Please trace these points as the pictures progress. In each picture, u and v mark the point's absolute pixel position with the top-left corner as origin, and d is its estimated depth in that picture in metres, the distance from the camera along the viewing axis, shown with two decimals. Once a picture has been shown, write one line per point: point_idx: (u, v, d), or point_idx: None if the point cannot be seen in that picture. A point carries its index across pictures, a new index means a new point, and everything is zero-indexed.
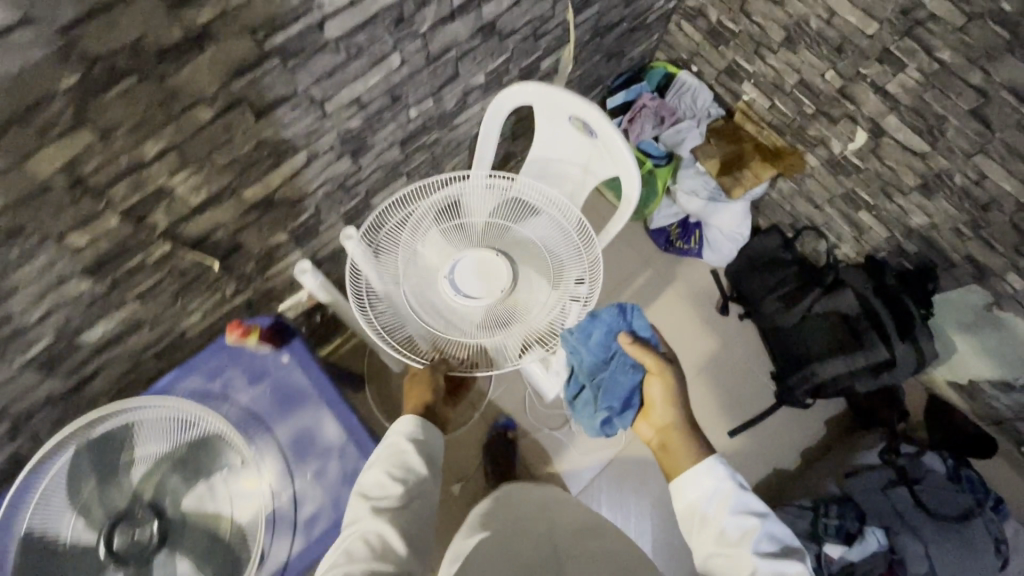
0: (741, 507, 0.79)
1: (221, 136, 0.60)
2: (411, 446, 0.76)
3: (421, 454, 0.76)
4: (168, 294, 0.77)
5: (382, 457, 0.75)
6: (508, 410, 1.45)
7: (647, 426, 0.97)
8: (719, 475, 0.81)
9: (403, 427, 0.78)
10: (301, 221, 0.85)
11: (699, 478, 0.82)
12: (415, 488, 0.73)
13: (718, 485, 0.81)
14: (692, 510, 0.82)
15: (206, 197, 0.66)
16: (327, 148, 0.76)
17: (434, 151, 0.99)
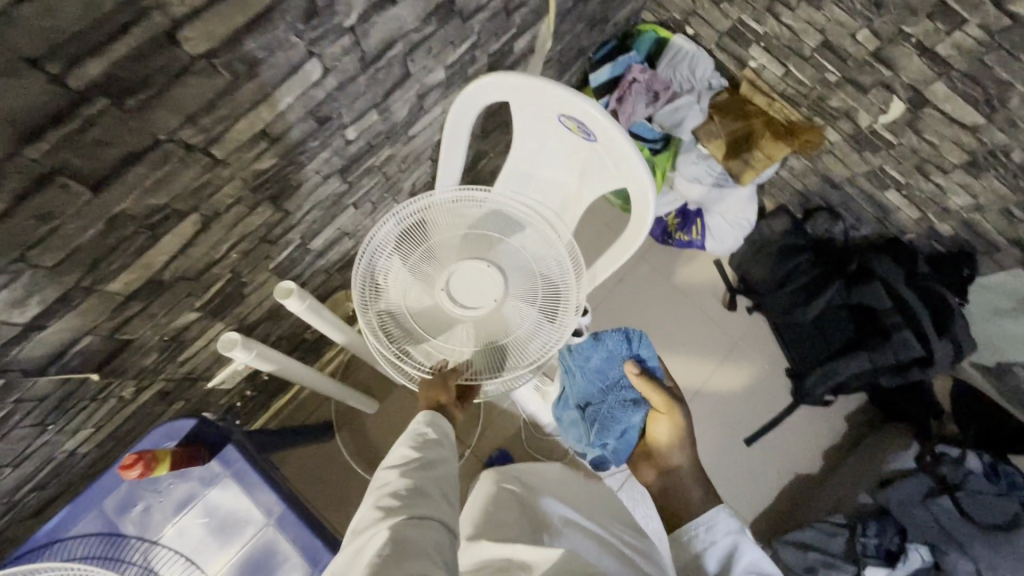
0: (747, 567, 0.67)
1: (38, 228, 0.38)
2: (429, 422, 0.69)
3: (440, 431, 0.69)
4: (31, 423, 0.55)
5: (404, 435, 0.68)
6: (502, 442, 1.28)
7: (648, 469, 0.83)
8: (729, 526, 0.70)
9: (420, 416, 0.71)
10: (216, 290, 0.63)
11: (705, 526, 0.70)
12: (439, 456, 0.66)
13: (725, 537, 0.69)
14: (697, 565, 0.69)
15: (41, 306, 0.44)
16: (235, 200, 0.54)
17: (388, 170, 0.77)
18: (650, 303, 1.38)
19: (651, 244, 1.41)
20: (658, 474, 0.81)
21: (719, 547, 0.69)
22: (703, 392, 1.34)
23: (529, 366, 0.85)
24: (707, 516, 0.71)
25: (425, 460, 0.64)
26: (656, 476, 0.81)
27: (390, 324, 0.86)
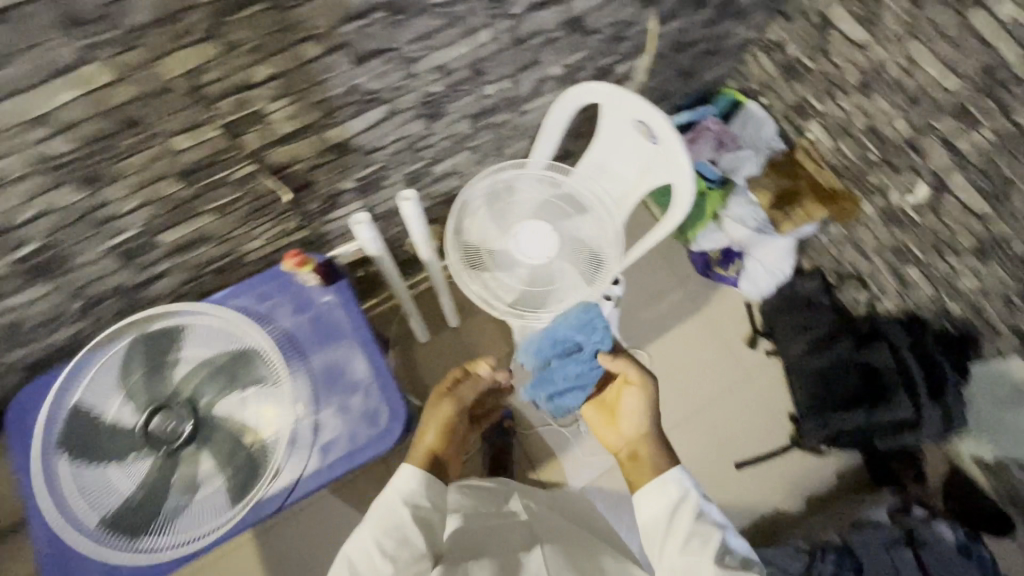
0: (702, 524, 0.84)
1: (320, 75, 0.67)
2: (406, 516, 0.78)
3: (419, 523, 0.79)
4: (240, 214, 0.83)
5: (382, 511, 0.79)
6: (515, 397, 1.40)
7: (615, 434, 0.98)
8: (682, 490, 0.86)
9: (403, 482, 0.81)
10: (368, 172, 0.91)
11: (663, 489, 0.87)
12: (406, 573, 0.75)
13: (681, 503, 0.86)
14: (656, 516, 0.86)
15: (295, 127, 0.72)
16: (410, 106, 0.82)
17: (501, 131, 1.04)
18: (677, 324, 1.56)
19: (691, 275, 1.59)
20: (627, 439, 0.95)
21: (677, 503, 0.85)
22: (706, 410, 1.48)
23: (561, 311, 1.10)
24: (666, 476, 0.87)
25: (395, 553, 0.76)
26: (624, 442, 0.95)
27: (468, 252, 1.13)
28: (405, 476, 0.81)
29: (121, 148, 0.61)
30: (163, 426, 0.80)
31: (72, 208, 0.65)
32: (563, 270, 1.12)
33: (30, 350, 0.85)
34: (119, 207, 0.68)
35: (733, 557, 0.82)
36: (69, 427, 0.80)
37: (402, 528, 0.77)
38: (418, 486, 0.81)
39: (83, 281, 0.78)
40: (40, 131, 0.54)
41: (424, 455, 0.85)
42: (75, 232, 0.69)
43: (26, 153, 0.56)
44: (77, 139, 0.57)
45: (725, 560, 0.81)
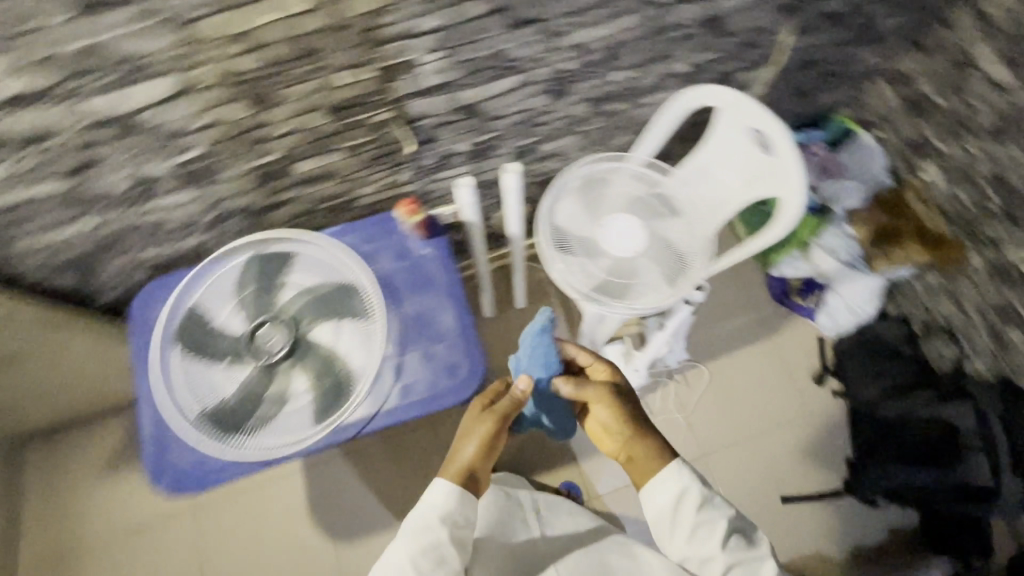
0: (706, 514, 0.77)
1: (476, 35, 0.71)
2: (445, 543, 0.75)
3: (455, 540, 0.76)
4: (366, 158, 0.89)
5: (418, 530, 0.75)
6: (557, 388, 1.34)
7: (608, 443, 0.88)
8: (686, 484, 0.78)
9: (440, 503, 0.76)
10: (485, 139, 0.95)
11: (665, 487, 0.79)
12: None
13: (685, 496, 0.78)
14: (662, 515, 0.79)
15: (438, 81, 0.77)
16: (541, 79, 0.85)
17: (613, 121, 1.06)
18: (744, 344, 1.51)
19: (765, 299, 1.55)
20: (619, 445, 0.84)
21: (682, 498, 0.78)
22: (761, 437, 1.44)
23: (640, 307, 1.11)
24: (667, 473, 0.79)
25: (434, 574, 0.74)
26: (617, 447, 0.85)
27: (556, 233, 1.15)
28: (437, 495, 0.77)
29: (293, 73, 0.67)
30: (266, 338, 0.86)
31: (237, 123, 0.71)
32: (648, 267, 1.13)
33: (160, 251, 0.93)
34: (273, 130, 0.75)
35: (739, 538, 0.77)
36: (185, 324, 0.88)
37: (439, 548, 0.75)
38: (453, 507, 0.77)
39: (221, 194, 0.85)
40: (237, 47, 0.60)
41: (459, 471, 0.79)
42: (233, 147, 0.75)
43: (220, 66, 0.62)
44: (263, 60, 0.63)
45: (730, 546, 0.76)
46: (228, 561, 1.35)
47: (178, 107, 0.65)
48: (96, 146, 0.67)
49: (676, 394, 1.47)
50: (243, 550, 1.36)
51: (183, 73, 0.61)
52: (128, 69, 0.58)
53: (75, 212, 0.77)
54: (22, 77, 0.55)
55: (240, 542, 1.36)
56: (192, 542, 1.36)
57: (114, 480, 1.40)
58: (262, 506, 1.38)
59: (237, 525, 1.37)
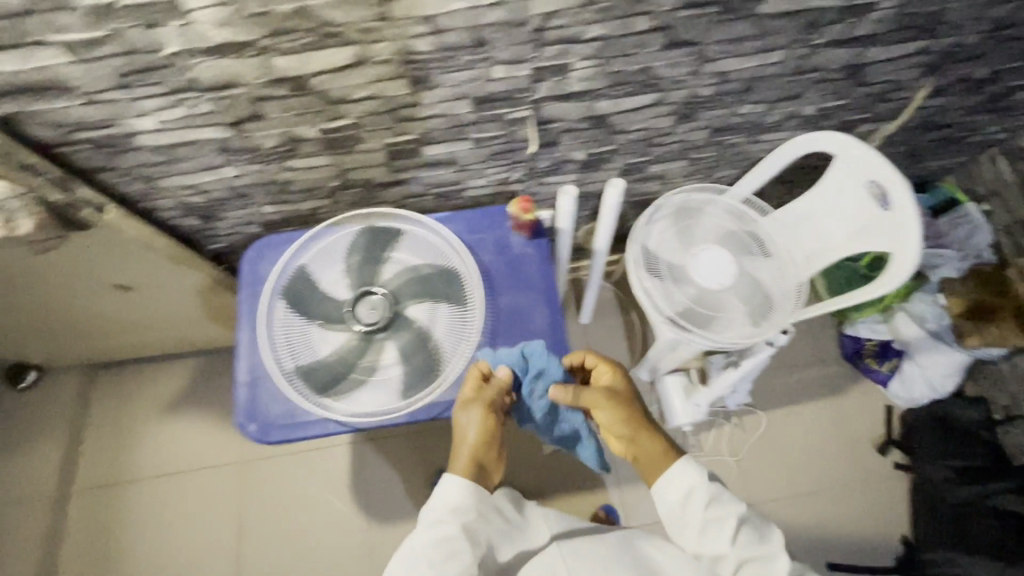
0: (715, 510, 0.78)
1: (632, 49, 0.73)
2: (456, 530, 0.77)
3: (464, 517, 0.78)
4: (489, 151, 0.91)
5: (427, 524, 0.78)
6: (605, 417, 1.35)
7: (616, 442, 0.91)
8: (696, 482, 0.80)
9: (450, 498, 0.79)
10: (601, 150, 0.97)
11: (672, 484, 0.81)
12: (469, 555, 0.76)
13: (694, 494, 0.79)
14: (673, 511, 0.81)
15: (582, 88, 0.79)
16: (674, 100, 0.86)
17: (725, 152, 1.06)
18: (806, 399, 1.47)
19: (834, 357, 1.51)
20: (627, 444, 0.87)
21: (690, 495, 0.80)
22: (813, 497, 1.40)
23: (722, 340, 1.10)
24: (673, 471, 0.82)
25: (453, 552, 0.75)
26: (626, 447, 0.88)
27: (647, 254, 1.16)
28: (449, 492, 0.79)
29: (458, 61, 0.70)
30: (367, 308, 0.89)
31: (390, 100, 0.75)
32: (735, 302, 1.12)
33: (276, 209, 0.98)
34: (419, 111, 0.78)
35: (750, 532, 0.77)
36: (293, 281, 0.91)
37: (451, 530, 0.77)
38: (464, 499, 0.79)
39: (350, 165, 0.89)
40: (419, 28, 0.63)
41: (467, 462, 0.81)
42: (377, 121, 0.79)
43: (396, 44, 0.65)
44: (436, 43, 0.66)
45: (740, 541, 0.76)
46: (265, 522, 1.37)
47: (347, 76, 0.69)
48: (264, 102, 0.71)
49: (730, 436, 1.44)
50: (281, 513, 1.38)
51: (363, 45, 0.64)
52: (319, 36, 0.62)
53: (220, 161, 0.82)
54: (229, 29, 0.59)
55: (279, 505, 1.38)
56: (233, 497, 1.39)
57: (171, 423, 1.45)
58: (306, 473, 1.41)
59: (279, 488, 1.40)
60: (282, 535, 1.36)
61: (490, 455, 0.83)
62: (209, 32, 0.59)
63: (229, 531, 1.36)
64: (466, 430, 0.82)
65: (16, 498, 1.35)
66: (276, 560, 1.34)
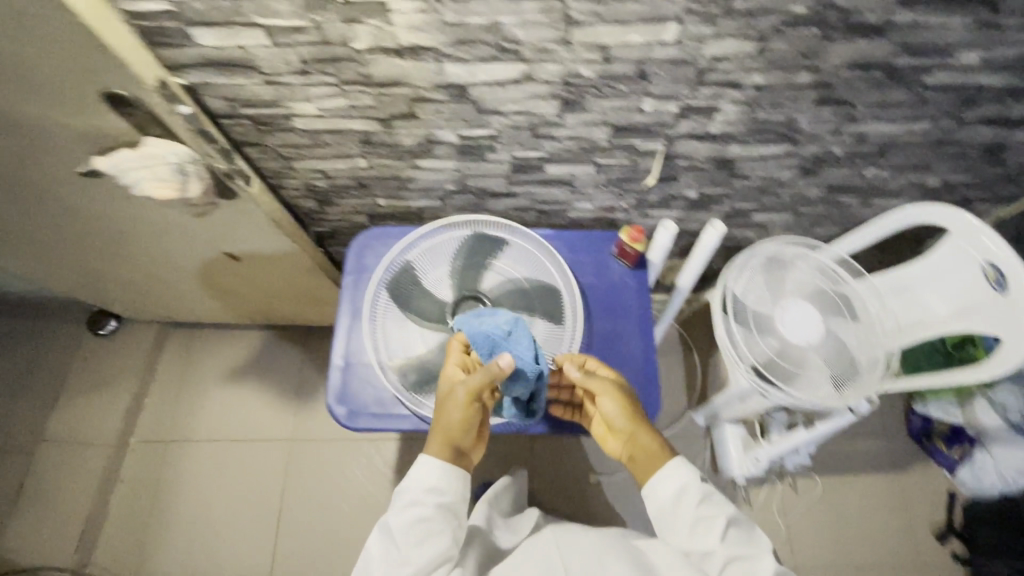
0: (707, 508, 0.73)
1: (785, 100, 0.73)
2: (433, 513, 0.74)
3: (441, 503, 0.75)
4: (607, 178, 0.93)
5: (404, 504, 0.75)
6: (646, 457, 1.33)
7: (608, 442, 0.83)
8: (687, 479, 0.75)
9: (427, 480, 0.76)
10: (714, 192, 0.98)
11: (666, 481, 0.75)
12: (441, 543, 0.73)
13: (685, 491, 0.74)
14: (662, 508, 0.75)
15: (720, 130, 0.80)
16: (804, 154, 0.86)
17: (833, 210, 1.06)
18: (863, 470, 1.43)
19: (898, 432, 1.46)
20: (622, 441, 0.80)
21: (682, 493, 0.75)
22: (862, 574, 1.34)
23: (806, 398, 1.07)
24: (668, 471, 0.75)
25: (425, 537, 0.73)
26: (622, 444, 0.81)
27: (735, 300, 1.14)
28: (425, 476, 0.76)
29: (615, 89, 0.71)
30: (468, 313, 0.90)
31: (536, 117, 0.77)
32: (822, 362, 1.09)
33: (387, 203, 1.01)
34: (558, 131, 0.80)
35: (739, 532, 0.73)
36: (398, 275, 0.93)
37: (421, 512, 0.74)
38: (441, 482, 0.76)
39: (472, 172, 0.91)
40: (592, 55, 0.65)
41: (444, 445, 0.76)
42: (515, 135, 0.81)
43: (564, 67, 0.67)
44: (601, 71, 0.68)
45: (729, 540, 0.71)
46: (305, 503, 1.38)
47: (506, 90, 0.71)
48: (419, 103, 0.74)
49: (781, 497, 1.40)
50: (323, 497, 1.39)
51: (533, 64, 0.67)
52: (496, 50, 0.64)
53: (355, 152, 0.85)
54: (418, 33, 0.62)
55: (321, 489, 1.39)
56: (279, 474, 1.41)
57: (231, 392, 1.48)
58: (352, 461, 1.42)
59: (325, 472, 1.41)
60: (320, 519, 1.37)
61: (470, 438, 0.79)
62: (402, 33, 0.62)
63: (269, 507, 1.38)
64: (450, 413, 0.76)
65: (77, 440, 1.40)
66: (311, 543, 1.35)
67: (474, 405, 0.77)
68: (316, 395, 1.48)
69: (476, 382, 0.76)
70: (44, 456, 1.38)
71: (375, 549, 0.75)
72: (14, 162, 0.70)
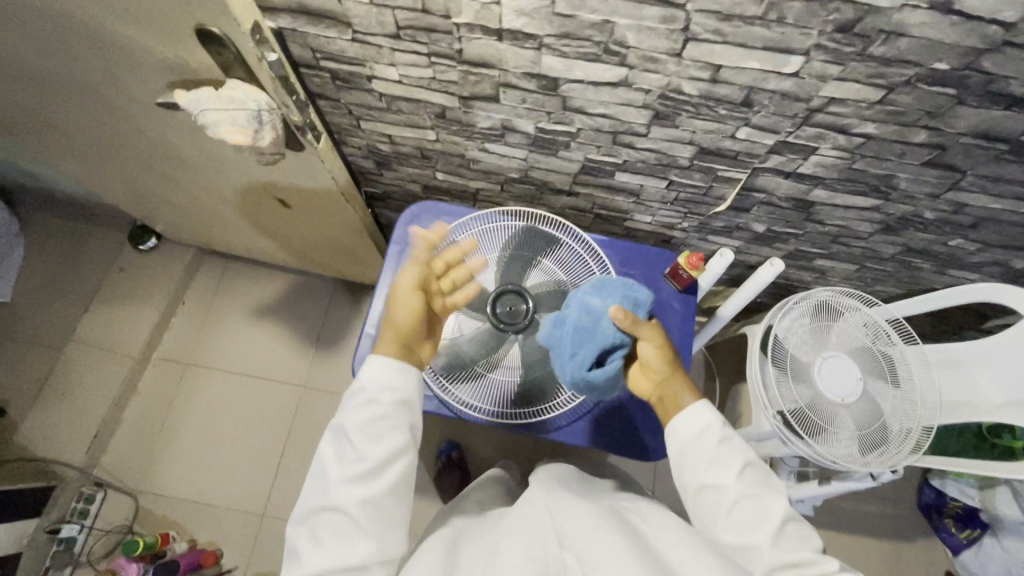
0: (727, 449, 0.70)
1: (890, 155, 0.68)
2: (390, 408, 0.67)
3: (401, 400, 0.68)
4: (676, 196, 0.89)
5: (360, 402, 0.67)
6: (639, 476, 1.38)
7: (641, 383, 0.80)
8: (709, 420, 0.72)
9: (384, 378, 0.69)
10: (782, 231, 0.93)
11: (692, 421, 0.72)
12: (398, 435, 0.66)
13: (706, 431, 0.71)
14: (683, 446, 0.72)
15: (810, 172, 0.75)
16: (890, 213, 0.81)
17: (903, 270, 1.00)
18: (864, 532, 1.40)
19: (906, 501, 1.43)
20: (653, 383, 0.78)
21: (704, 435, 0.71)
22: None
23: (828, 454, 1.03)
24: (690, 411, 0.73)
25: (379, 433, 0.65)
26: (651, 385, 0.79)
27: (775, 342, 1.10)
28: (379, 373, 0.69)
29: (713, 112, 0.67)
30: (508, 305, 0.86)
31: (620, 123, 0.73)
32: (851, 419, 1.05)
33: (445, 178, 0.99)
34: (639, 142, 0.76)
35: (758, 475, 0.69)
36: None
37: (376, 406, 0.67)
38: (399, 379, 0.69)
39: (540, 165, 0.88)
40: (700, 73, 0.61)
41: (395, 343, 0.71)
42: (594, 137, 0.77)
43: (667, 79, 0.63)
44: (704, 91, 0.64)
45: (745, 479, 0.67)
46: (308, 449, 1.40)
47: (598, 92, 0.67)
48: (505, 88, 0.70)
49: None
50: None
51: (634, 71, 0.63)
52: (601, 49, 0.60)
53: (426, 123, 0.82)
54: (524, 19, 0.58)
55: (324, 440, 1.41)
56: (286, 416, 1.43)
57: (253, 328, 1.50)
58: None
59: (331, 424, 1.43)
60: None
61: (421, 337, 0.73)
62: (508, 18, 0.58)
63: (272, 445, 1.40)
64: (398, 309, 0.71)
65: (101, 346, 1.43)
66: None
67: (421, 304, 0.71)
68: (335, 347, 1.49)
69: (417, 272, 0.71)
70: (70, 354, 1.42)
71: (324, 452, 0.66)
72: (90, 74, 0.69)
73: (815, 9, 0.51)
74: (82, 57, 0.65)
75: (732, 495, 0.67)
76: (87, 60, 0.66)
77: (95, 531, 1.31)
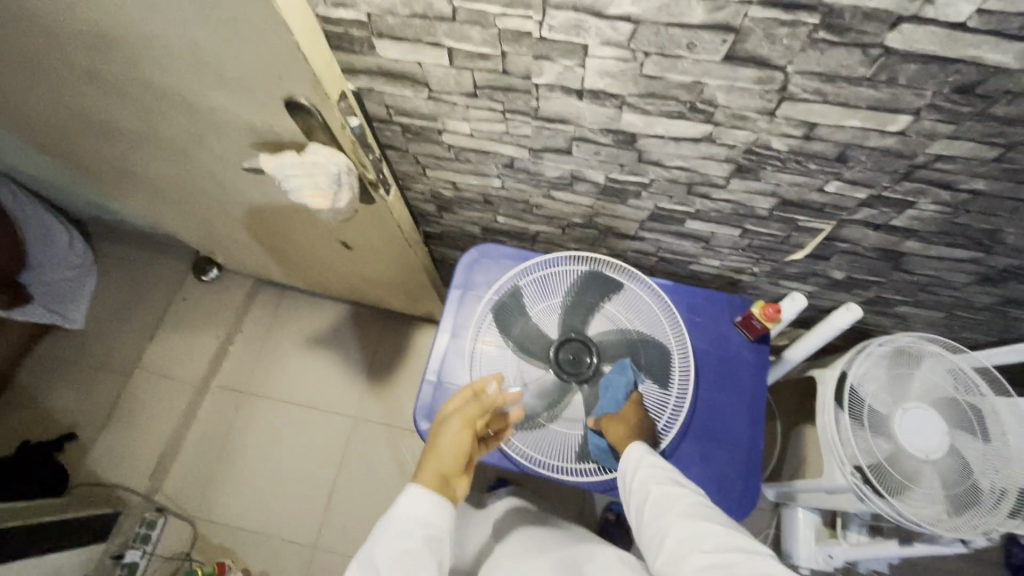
0: (647, 471, 0.71)
1: (999, 211, 0.63)
2: (422, 544, 0.64)
3: (435, 536, 0.66)
4: (749, 243, 0.85)
5: (394, 533, 0.65)
6: None
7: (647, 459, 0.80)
8: (639, 455, 0.72)
9: (418, 511, 0.66)
10: (863, 279, 0.88)
11: (629, 466, 0.73)
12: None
13: (635, 464, 0.72)
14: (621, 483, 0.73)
15: (903, 225, 0.70)
16: (992, 265, 0.75)
17: (997, 318, 0.92)
18: None
19: (990, 560, 1.31)
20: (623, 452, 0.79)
21: (630, 468, 0.72)
22: None
23: (904, 514, 0.94)
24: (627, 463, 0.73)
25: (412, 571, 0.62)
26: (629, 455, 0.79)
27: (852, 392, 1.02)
28: (414, 504, 0.67)
29: (802, 167, 0.64)
30: (570, 355, 0.84)
31: (698, 176, 0.70)
32: (932, 475, 0.95)
33: (505, 221, 0.98)
34: (716, 193, 0.73)
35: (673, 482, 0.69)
36: (502, 303, 0.88)
37: (410, 540, 0.64)
38: (433, 513, 0.67)
39: (606, 211, 0.86)
40: (793, 130, 0.58)
41: (434, 474, 0.69)
42: (667, 187, 0.75)
43: (756, 135, 0.60)
44: (795, 147, 0.60)
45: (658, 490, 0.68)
46: (357, 482, 1.41)
47: (678, 146, 0.65)
48: (578, 142, 0.69)
49: None
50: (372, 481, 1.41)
51: (721, 128, 0.60)
52: (687, 107, 0.58)
53: (492, 172, 0.82)
54: (608, 80, 0.57)
55: (372, 474, 1.41)
56: (335, 449, 1.44)
57: (305, 358, 1.52)
58: (406, 454, 1.43)
59: (380, 457, 1.43)
60: (367, 498, 1.39)
61: (458, 475, 0.72)
62: (593, 79, 0.57)
63: (322, 478, 1.41)
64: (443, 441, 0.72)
65: (165, 374, 1.49)
66: (358, 524, 1.37)
67: (467, 440, 0.72)
68: (386, 378, 1.50)
69: (471, 411, 0.74)
70: (137, 381, 1.48)
71: None
72: (177, 134, 0.71)
73: (934, 70, 0.47)
74: (172, 120, 0.67)
75: (650, 503, 0.67)
76: (177, 123, 0.68)
77: (156, 556, 1.34)
